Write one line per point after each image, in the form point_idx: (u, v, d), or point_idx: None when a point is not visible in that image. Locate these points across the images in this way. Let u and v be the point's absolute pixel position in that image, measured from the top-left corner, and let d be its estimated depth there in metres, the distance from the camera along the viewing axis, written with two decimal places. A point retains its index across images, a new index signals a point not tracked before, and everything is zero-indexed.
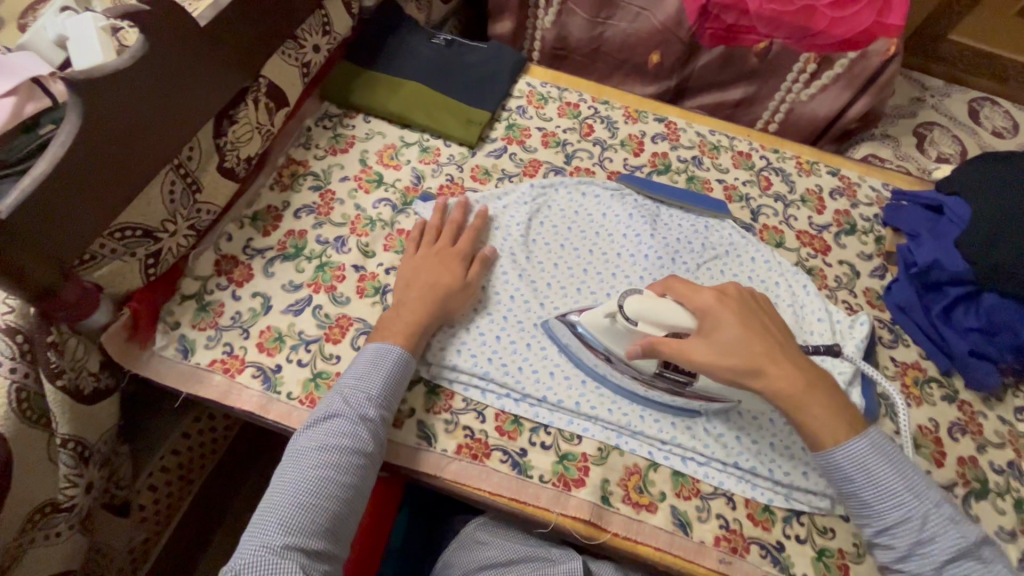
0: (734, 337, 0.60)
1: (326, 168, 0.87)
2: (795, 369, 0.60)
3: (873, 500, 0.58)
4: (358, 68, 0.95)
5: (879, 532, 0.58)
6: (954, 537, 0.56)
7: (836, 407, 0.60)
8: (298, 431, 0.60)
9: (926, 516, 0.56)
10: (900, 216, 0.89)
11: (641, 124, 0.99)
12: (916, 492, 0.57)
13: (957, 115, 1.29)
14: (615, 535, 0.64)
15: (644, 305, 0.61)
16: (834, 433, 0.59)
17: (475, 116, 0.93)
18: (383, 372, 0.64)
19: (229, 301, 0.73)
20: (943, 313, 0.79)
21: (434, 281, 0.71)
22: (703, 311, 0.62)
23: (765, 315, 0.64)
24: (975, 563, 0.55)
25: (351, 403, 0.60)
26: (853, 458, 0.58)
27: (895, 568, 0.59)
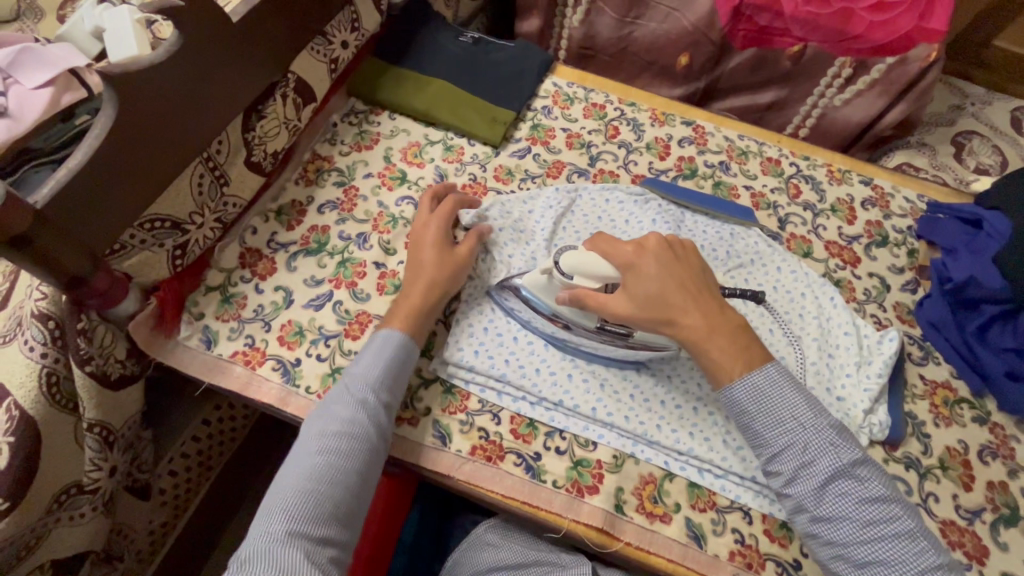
0: (651, 289, 0.63)
1: (351, 164, 0.87)
2: (701, 314, 0.63)
3: (761, 428, 0.61)
4: (386, 64, 0.96)
5: (769, 459, 0.61)
6: (833, 458, 0.57)
7: (737, 347, 0.62)
8: (304, 423, 0.60)
9: (808, 441, 0.58)
10: (936, 229, 0.86)
11: (668, 127, 0.98)
12: (802, 421, 0.59)
13: (998, 124, 1.24)
14: (627, 544, 0.63)
15: (576, 259, 0.65)
16: (730, 369, 0.61)
17: (499, 115, 0.92)
18: (386, 361, 0.64)
19: (252, 294, 0.74)
20: (979, 330, 0.77)
21: (429, 265, 0.72)
22: (627, 265, 0.64)
23: (682, 262, 0.66)
24: (853, 482, 0.57)
25: (352, 393, 0.61)
26: (749, 389, 0.60)
27: (784, 494, 0.61)
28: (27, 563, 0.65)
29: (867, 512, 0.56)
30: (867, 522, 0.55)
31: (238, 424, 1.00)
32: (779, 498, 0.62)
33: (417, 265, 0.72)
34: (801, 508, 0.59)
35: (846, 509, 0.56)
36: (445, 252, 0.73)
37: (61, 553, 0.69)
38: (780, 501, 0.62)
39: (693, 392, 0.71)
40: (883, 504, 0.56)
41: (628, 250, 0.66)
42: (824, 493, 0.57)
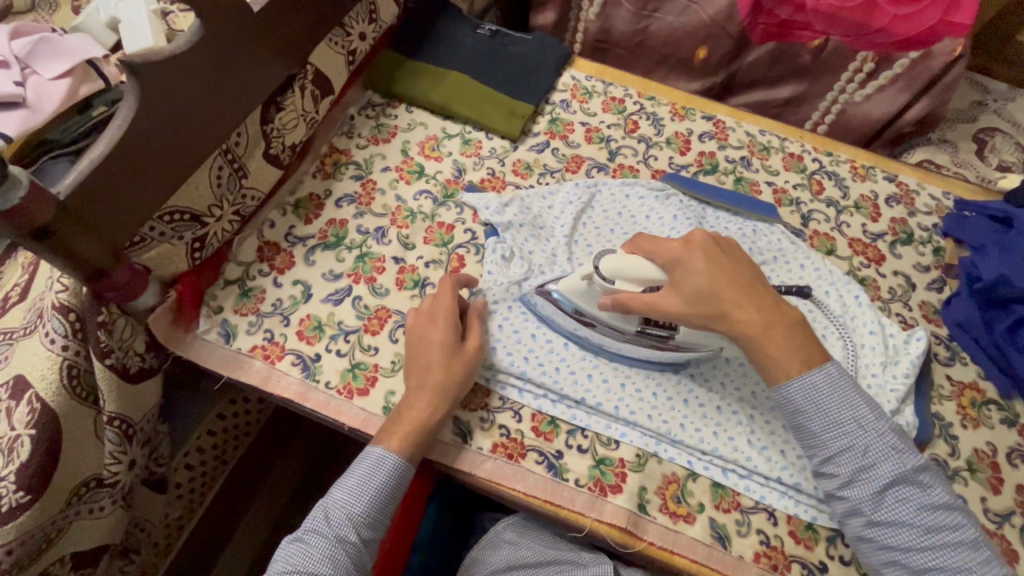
0: (701, 285, 0.61)
1: (368, 158, 0.87)
2: (756, 310, 0.61)
3: (818, 429, 0.59)
4: (403, 56, 0.95)
5: (824, 461, 0.59)
6: (896, 463, 0.56)
7: (794, 344, 0.60)
8: (282, 544, 0.59)
9: (869, 444, 0.57)
10: (963, 227, 0.85)
11: (688, 121, 0.96)
12: (863, 424, 0.58)
13: (1022, 121, 1.22)
14: (651, 544, 0.62)
15: (617, 263, 0.64)
16: (786, 367, 0.60)
17: (518, 108, 0.91)
18: (374, 484, 0.60)
19: (270, 288, 0.74)
20: (1008, 332, 0.75)
21: (438, 374, 0.64)
22: (672, 261, 0.63)
23: (729, 256, 0.64)
24: (915, 488, 0.56)
25: (333, 522, 0.58)
26: (806, 390, 0.59)
27: (837, 498, 0.59)
28: (46, 557, 0.65)
29: (928, 519, 0.55)
30: (929, 528, 0.54)
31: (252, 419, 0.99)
32: (830, 501, 0.61)
33: (420, 366, 0.65)
34: (856, 512, 0.58)
35: (906, 515, 0.55)
36: (453, 350, 0.66)
37: (80, 547, 0.68)
38: (830, 505, 0.61)
39: (716, 391, 0.70)
40: (944, 510, 0.55)
41: (675, 245, 0.64)
42: (884, 498, 0.56)
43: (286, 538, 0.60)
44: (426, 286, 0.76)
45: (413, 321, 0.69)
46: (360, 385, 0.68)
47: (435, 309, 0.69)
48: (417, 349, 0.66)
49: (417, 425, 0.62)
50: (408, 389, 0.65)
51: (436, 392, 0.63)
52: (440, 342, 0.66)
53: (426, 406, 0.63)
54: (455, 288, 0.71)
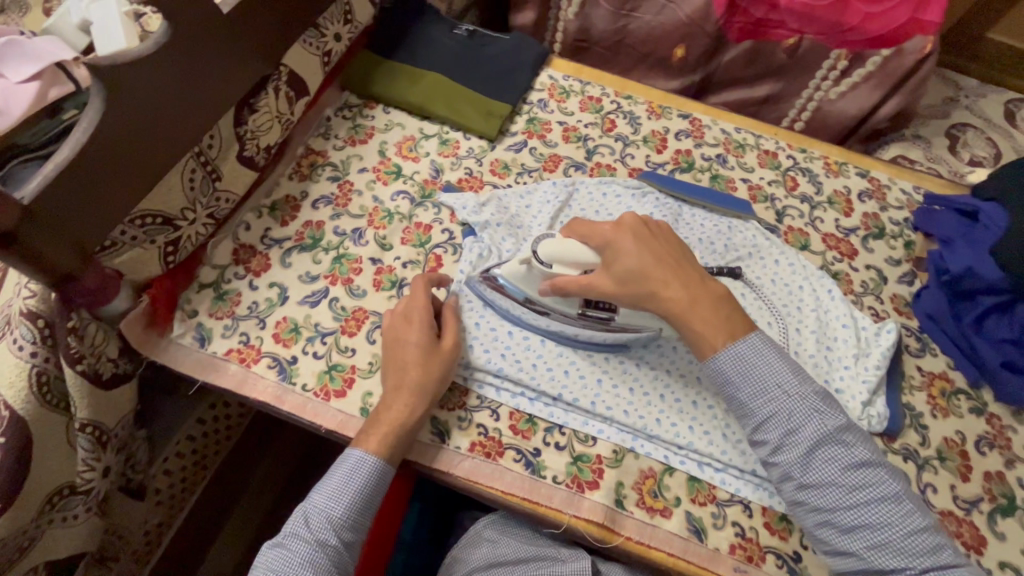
0: (631, 265, 0.63)
1: (345, 159, 0.86)
2: (682, 287, 0.62)
3: (746, 397, 0.60)
4: (379, 57, 0.95)
5: (755, 428, 0.60)
6: (819, 425, 0.57)
7: (718, 315, 0.62)
8: (264, 550, 0.59)
9: (792, 409, 0.58)
10: (932, 221, 0.86)
11: (665, 120, 0.97)
12: (786, 389, 0.59)
13: (992, 116, 1.24)
14: (629, 539, 0.63)
15: (555, 247, 0.64)
16: (712, 340, 0.61)
17: (495, 108, 0.91)
18: (353, 485, 0.60)
19: (246, 291, 0.73)
20: (976, 322, 0.77)
21: (414, 369, 0.64)
22: (604, 244, 0.64)
23: (661, 238, 0.66)
24: (839, 448, 0.57)
25: (313, 525, 0.58)
26: (734, 360, 0.60)
27: (770, 464, 0.60)
28: (21, 566, 0.64)
29: (851, 477, 0.56)
30: (852, 487, 0.56)
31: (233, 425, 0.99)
32: (765, 468, 0.62)
33: (398, 366, 0.65)
34: (787, 476, 0.59)
35: (831, 475, 0.56)
36: (430, 348, 0.66)
37: (53, 556, 0.68)
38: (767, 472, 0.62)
39: (692, 386, 0.71)
40: (868, 467, 0.56)
41: (606, 229, 0.65)
42: (810, 459, 0.57)
43: (268, 543, 0.60)
44: (403, 286, 0.76)
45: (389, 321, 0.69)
46: (337, 386, 0.68)
47: (408, 309, 0.69)
48: (393, 350, 0.66)
49: (396, 424, 0.62)
50: (386, 390, 0.65)
51: (413, 390, 0.64)
52: (415, 342, 0.66)
53: (405, 405, 0.63)
54: (428, 284, 0.71)
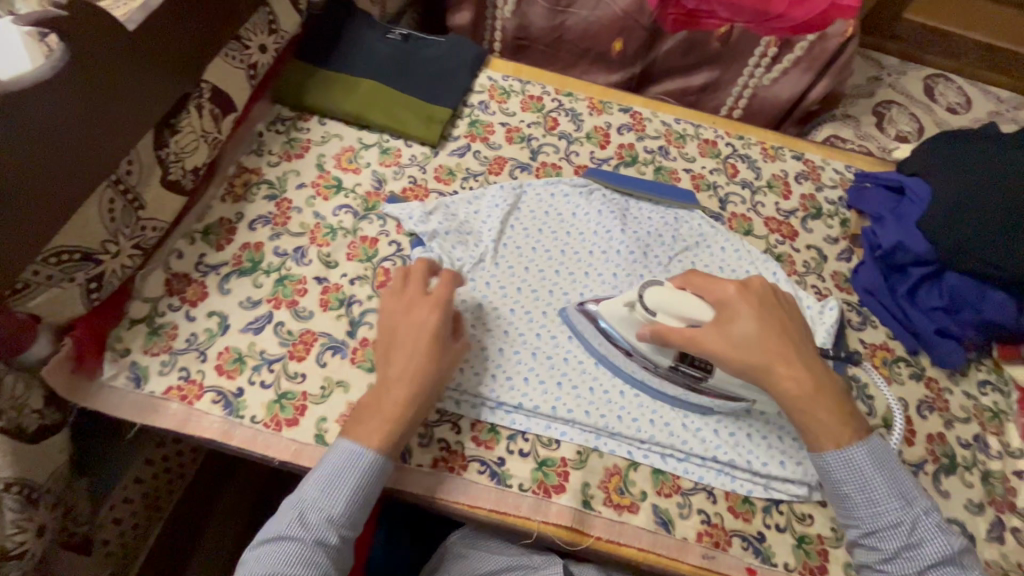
0: (748, 331, 0.62)
1: (281, 175, 0.83)
2: (804, 370, 0.62)
3: (859, 500, 0.59)
4: (312, 66, 0.91)
5: (867, 535, 0.59)
6: (942, 545, 0.56)
7: (841, 410, 0.61)
8: (250, 551, 0.55)
9: (915, 523, 0.57)
10: (863, 199, 0.90)
11: (606, 115, 0.98)
12: (907, 499, 0.58)
13: (913, 92, 1.31)
14: (598, 539, 0.63)
15: (665, 296, 0.63)
16: (835, 435, 0.60)
17: (436, 113, 0.90)
18: (351, 480, 0.57)
19: (183, 322, 0.69)
20: (909, 292, 0.80)
21: (423, 360, 0.62)
22: (723, 302, 0.64)
23: (783, 309, 0.66)
24: (957, 568, 0.56)
25: (310, 526, 0.55)
26: (848, 464, 0.59)
27: (871, 568, 0.59)
28: None
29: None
30: None
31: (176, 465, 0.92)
32: (863, 571, 0.60)
33: (406, 356, 0.62)
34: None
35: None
36: (443, 345, 0.64)
37: None
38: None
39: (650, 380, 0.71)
40: None
41: (730, 288, 0.65)
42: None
43: (254, 538, 0.56)
44: (352, 304, 0.73)
45: (393, 294, 0.68)
46: (289, 415, 0.65)
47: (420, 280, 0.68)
48: (405, 321, 0.65)
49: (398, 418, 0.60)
50: (386, 379, 0.62)
51: (420, 386, 0.61)
52: (437, 322, 0.64)
53: (406, 398, 0.61)
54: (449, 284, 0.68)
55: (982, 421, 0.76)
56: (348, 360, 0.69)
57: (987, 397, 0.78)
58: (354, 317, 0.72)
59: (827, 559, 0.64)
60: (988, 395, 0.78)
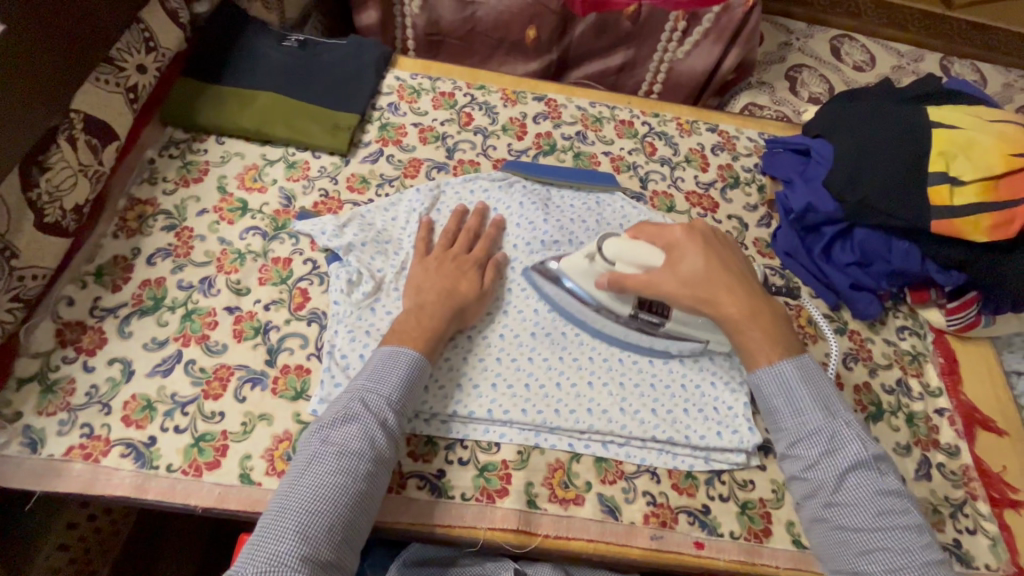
0: (694, 266, 0.65)
1: (179, 203, 0.78)
2: (745, 297, 0.64)
3: (785, 411, 0.61)
4: (202, 84, 0.86)
5: (790, 445, 0.60)
6: (859, 451, 0.57)
7: (776, 332, 0.63)
8: (313, 428, 0.57)
9: (835, 431, 0.58)
10: (775, 164, 0.92)
11: (521, 105, 0.96)
12: (830, 412, 0.59)
13: (821, 54, 1.35)
14: (546, 537, 0.62)
15: (620, 245, 0.67)
16: (767, 352, 0.62)
17: (341, 120, 0.86)
18: (401, 374, 0.60)
19: (80, 375, 0.64)
20: (823, 251, 0.82)
21: (447, 290, 0.68)
22: (673, 245, 0.67)
23: (726, 246, 0.69)
24: (873, 474, 0.56)
25: (370, 408, 0.57)
26: (777, 378, 0.61)
27: (799, 481, 0.60)
28: None
29: (881, 503, 0.55)
30: (880, 511, 0.55)
31: (103, 527, 0.86)
32: (791, 485, 0.61)
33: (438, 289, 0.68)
34: (814, 493, 0.58)
35: (862, 498, 0.56)
36: (480, 288, 0.71)
37: None
38: (791, 490, 0.61)
39: (585, 367, 0.71)
40: (896, 496, 0.56)
41: (678, 232, 0.68)
42: (844, 481, 0.57)
43: (316, 422, 0.58)
44: (269, 331, 0.70)
45: (437, 247, 0.74)
46: (208, 458, 0.61)
47: (470, 237, 0.76)
48: (438, 271, 0.70)
49: (424, 338, 0.64)
50: (406, 310, 0.67)
51: (442, 320, 0.66)
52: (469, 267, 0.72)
53: (429, 324, 0.65)
54: (490, 241, 0.77)
55: (903, 365, 0.79)
56: (269, 392, 0.66)
57: (905, 342, 0.81)
58: (271, 344, 0.69)
59: (770, 521, 0.66)
60: (906, 340, 0.81)
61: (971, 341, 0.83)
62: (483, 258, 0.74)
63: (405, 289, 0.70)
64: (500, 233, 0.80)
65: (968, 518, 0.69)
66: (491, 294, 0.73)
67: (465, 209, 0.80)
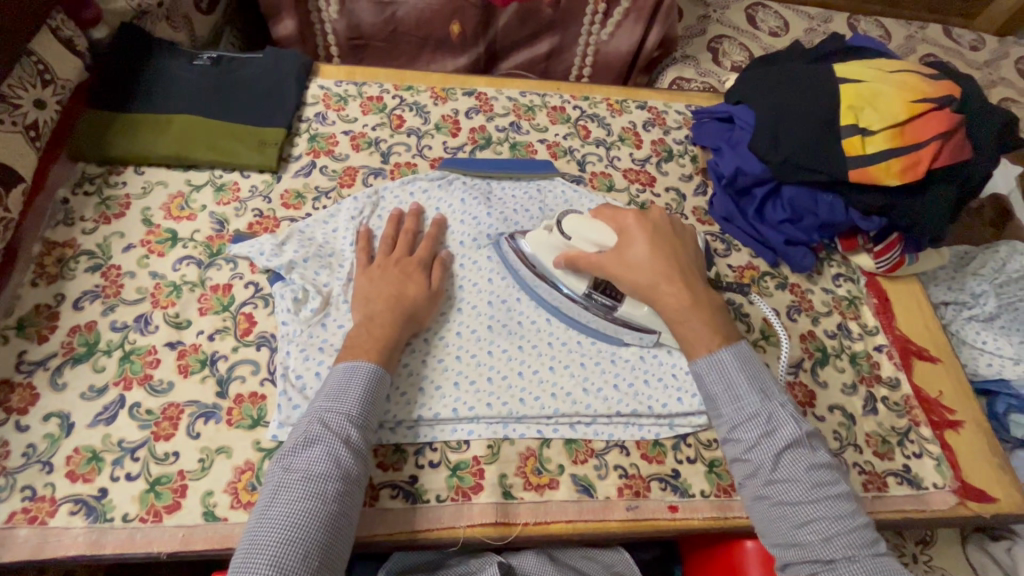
0: (641, 254, 0.67)
1: (102, 241, 0.74)
2: (687, 288, 0.65)
3: (723, 397, 0.61)
4: (112, 113, 0.81)
5: (731, 428, 0.60)
6: (792, 428, 0.57)
7: (715, 324, 0.64)
8: (276, 460, 0.55)
9: (770, 411, 0.58)
10: (703, 134, 0.95)
11: (451, 102, 0.95)
12: (766, 394, 0.60)
13: (738, 24, 1.40)
14: (526, 524, 0.63)
15: (579, 222, 0.70)
16: (707, 342, 0.63)
17: (267, 136, 0.83)
18: (358, 389, 0.59)
19: (14, 436, 0.60)
20: (757, 212, 0.86)
21: (397, 297, 0.68)
22: (624, 230, 0.69)
23: (675, 233, 0.70)
24: (807, 450, 0.57)
25: (331, 427, 0.56)
26: (717, 368, 0.61)
27: (739, 462, 0.59)
28: None
29: (814, 475, 0.56)
30: (813, 483, 0.55)
31: None
32: (733, 467, 0.60)
33: (387, 297, 0.67)
34: (755, 473, 0.58)
35: (797, 473, 0.56)
36: (430, 289, 0.71)
37: None
38: (732, 472, 0.61)
39: (545, 354, 0.72)
40: (827, 469, 0.57)
41: (630, 219, 0.69)
42: (780, 458, 0.57)
43: (278, 452, 0.56)
44: (217, 361, 0.67)
45: (379, 254, 0.73)
46: (167, 501, 0.59)
47: (412, 240, 0.75)
48: (383, 277, 0.70)
49: (379, 348, 0.63)
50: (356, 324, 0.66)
51: (393, 326, 0.65)
52: (414, 270, 0.71)
53: (380, 333, 0.64)
54: (436, 239, 0.77)
55: (842, 310, 0.84)
56: (224, 424, 0.63)
57: (842, 288, 0.86)
58: (221, 375, 0.66)
59: None
60: (842, 286, 0.86)
61: (900, 279, 0.89)
62: (429, 258, 0.74)
63: (354, 302, 0.69)
64: (443, 231, 0.79)
65: (914, 444, 0.74)
66: (442, 292, 0.73)
67: (402, 212, 0.79)
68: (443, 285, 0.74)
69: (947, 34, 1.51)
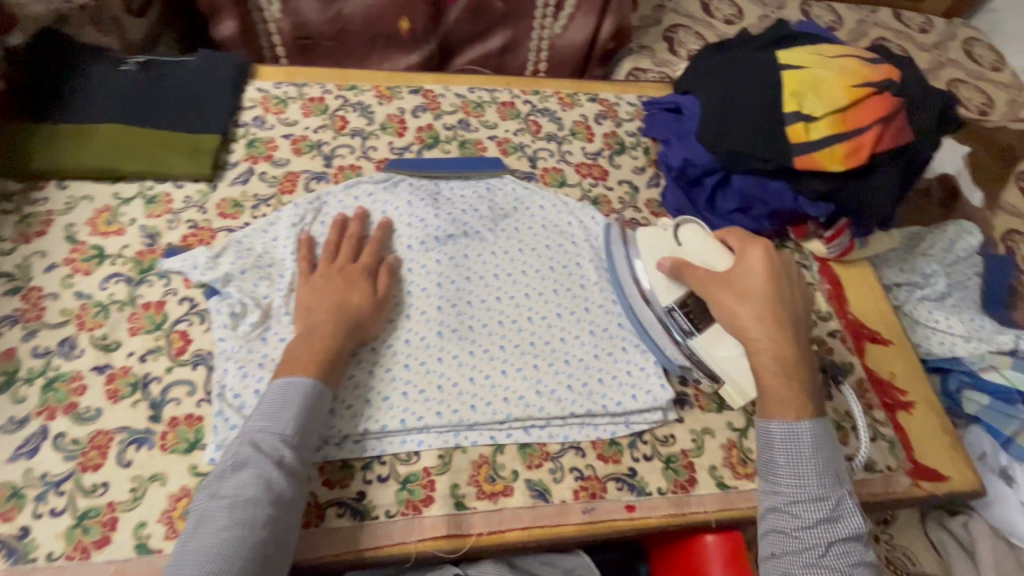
0: (755, 291, 0.63)
1: (22, 262, 0.69)
2: (791, 348, 0.62)
3: (792, 471, 0.59)
4: (30, 125, 0.77)
5: (789, 502, 0.58)
6: (856, 524, 0.57)
7: (802, 393, 0.61)
8: (203, 486, 0.52)
9: (838, 501, 0.57)
10: (654, 125, 0.94)
11: (397, 101, 0.92)
12: (838, 482, 0.58)
13: (693, 13, 1.40)
14: (480, 535, 0.61)
15: (698, 237, 0.71)
16: (794, 408, 0.60)
17: (200, 143, 0.79)
18: (293, 407, 0.56)
19: None
20: (708, 202, 0.86)
21: (339, 308, 0.65)
22: (742, 266, 0.65)
23: (795, 278, 0.66)
24: (859, 546, 0.56)
25: (261, 448, 0.54)
26: (791, 439, 0.59)
27: (779, 536, 0.57)
28: None
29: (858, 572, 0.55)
30: None
31: None
32: (765, 537, 0.58)
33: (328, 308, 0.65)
34: (799, 551, 0.56)
35: (842, 566, 0.55)
36: (375, 296, 0.68)
37: None
38: (763, 541, 0.59)
39: (497, 357, 0.70)
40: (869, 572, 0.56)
41: (757, 259, 0.65)
42: (833, 546, 0.56)
43: (206, 478, 0.53)
44: (149, 384, 0.64)
45: (321, 262, 0.70)
46: (95, 536, 0.55)
47: (355, 246, 0.72)
48: (325, 287, 0.67)
49: (319, 361, 0.60)
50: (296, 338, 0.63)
51: (335, 338, 0.63)
52: (358, 278, 0.69)
53: (321, 346, 0.61)
54: (382, 244, 0.75)
55: None
56: (158, 449, 0.60)
57: None
58: (154, 399, 0.63)
59: (694, 469, 0.68)
60: None
61: (852, 264, 0.90)
62: (373, 264, 0.71)
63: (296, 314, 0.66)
64: (389, 234, 0.77)
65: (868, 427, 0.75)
66: (389, 299, 0.70)
67: (346, 217, 0.76)
68: (390, 292, 0.71)
69: (898, 18, 1.53)
